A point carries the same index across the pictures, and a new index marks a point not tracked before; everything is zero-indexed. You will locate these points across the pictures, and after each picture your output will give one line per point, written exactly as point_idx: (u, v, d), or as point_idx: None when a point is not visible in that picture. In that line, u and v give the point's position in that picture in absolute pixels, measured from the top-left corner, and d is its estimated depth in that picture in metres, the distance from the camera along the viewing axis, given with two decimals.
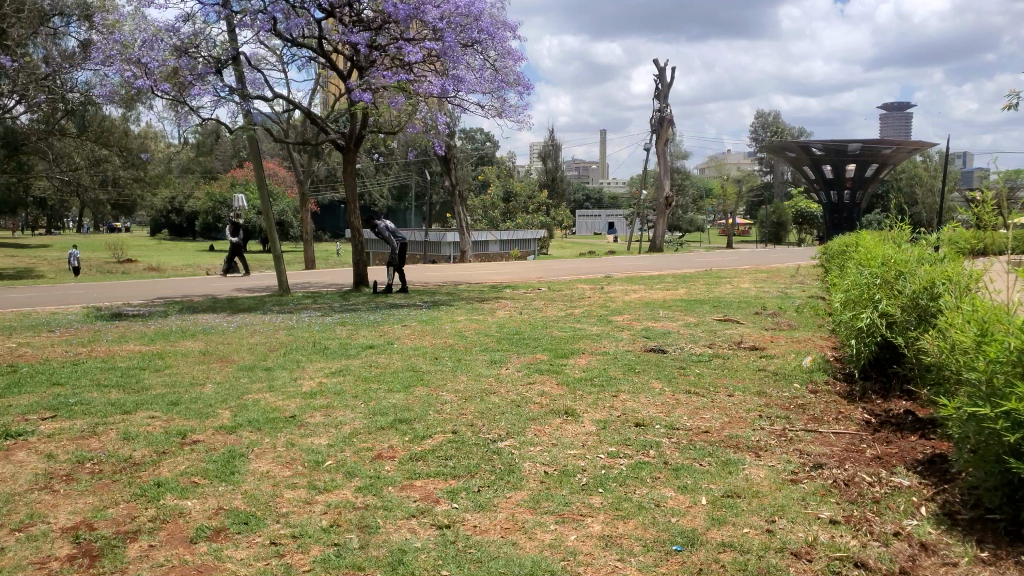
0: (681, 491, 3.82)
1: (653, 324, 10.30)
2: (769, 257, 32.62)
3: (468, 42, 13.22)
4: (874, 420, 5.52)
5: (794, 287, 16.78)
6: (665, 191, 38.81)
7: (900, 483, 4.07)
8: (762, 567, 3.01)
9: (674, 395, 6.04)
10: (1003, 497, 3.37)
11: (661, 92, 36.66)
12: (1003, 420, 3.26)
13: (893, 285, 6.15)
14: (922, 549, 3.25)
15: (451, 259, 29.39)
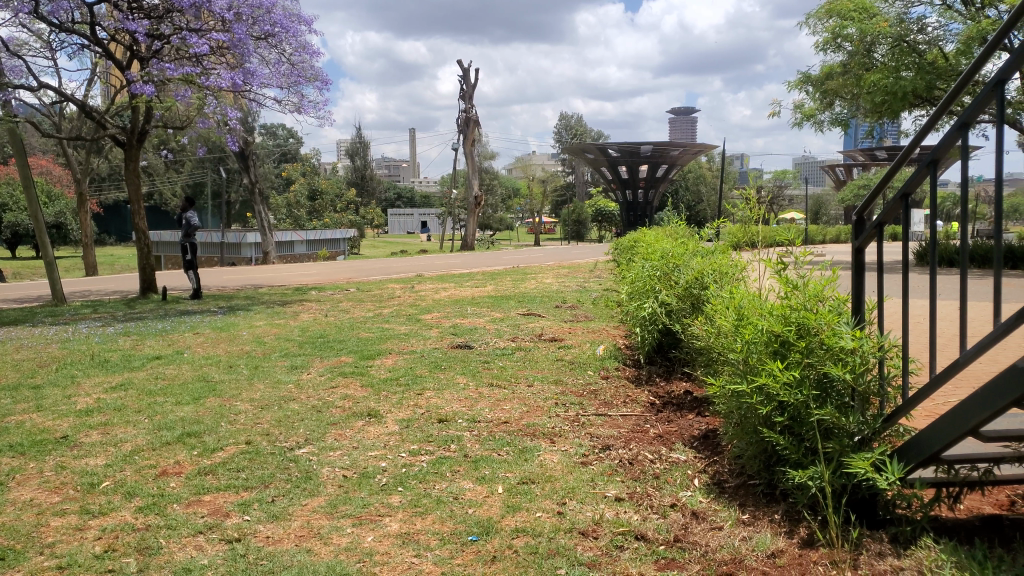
0: (479, 482, 3.92)
1: (460, 321, 10.43)
2: (573, 253, 34.11)
3: (261, 36, 12.80)
4: (658, 401, 5.97)
5: (594, 280, 17.73)
6: (474, 190, 39.37)
7: (677, 458, 4.43)
8: (551, 548, 3.15)
9: (476, 389, 6.17)
10: (760, 464, 3.79)
11: (466, 93, 37.26)
12: (758, 395, 3.63)
13: (670, 277, 6.68)
14: (693, 517, 3.55)
15: (253, 261, 28.15)
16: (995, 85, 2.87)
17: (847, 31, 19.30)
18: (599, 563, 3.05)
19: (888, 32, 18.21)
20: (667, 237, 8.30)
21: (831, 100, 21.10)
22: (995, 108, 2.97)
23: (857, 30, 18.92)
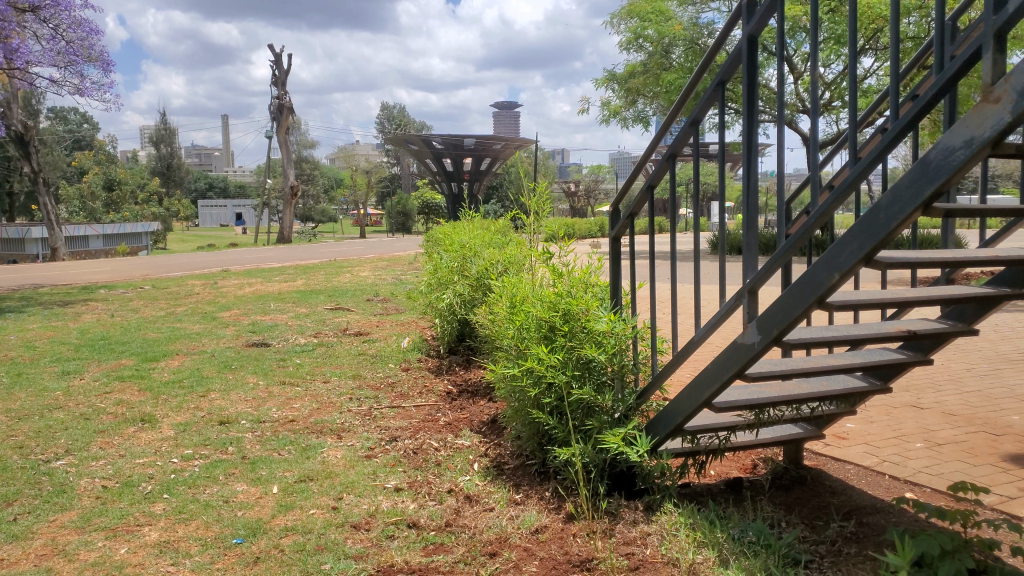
0: (253, 484, 3.81)
1: (261, 318, 10.03)
2: (395, 246, 33.83)
3: (28, 9, 11.65)
4: (453, 389, 6.09)
5: (410, 273, 17.70)
6: (290, 181, 37.89)
7: (461, 444, 4.55)
8: (319, 544, 3.13)
9: (267, 388, 5.99)
10: (535, 444, 3.98)
11: (278, 80, 35.91)
12: (528, 378, 3.80)
13: (462, 267, 6.89)
14: (467, 501, 3.67)
15: (39, 259, 25.53)
16: (716, 87, 3.18)
17: (647, 32, 20.45)
18: (366, 554, 3.06)
19: (682, 35, 19.57)
20: (466, 228, 8.50)
21: (633, 98, 22.23)
22: (717, 108, 3.29)
23: (655, 32, 20.17)
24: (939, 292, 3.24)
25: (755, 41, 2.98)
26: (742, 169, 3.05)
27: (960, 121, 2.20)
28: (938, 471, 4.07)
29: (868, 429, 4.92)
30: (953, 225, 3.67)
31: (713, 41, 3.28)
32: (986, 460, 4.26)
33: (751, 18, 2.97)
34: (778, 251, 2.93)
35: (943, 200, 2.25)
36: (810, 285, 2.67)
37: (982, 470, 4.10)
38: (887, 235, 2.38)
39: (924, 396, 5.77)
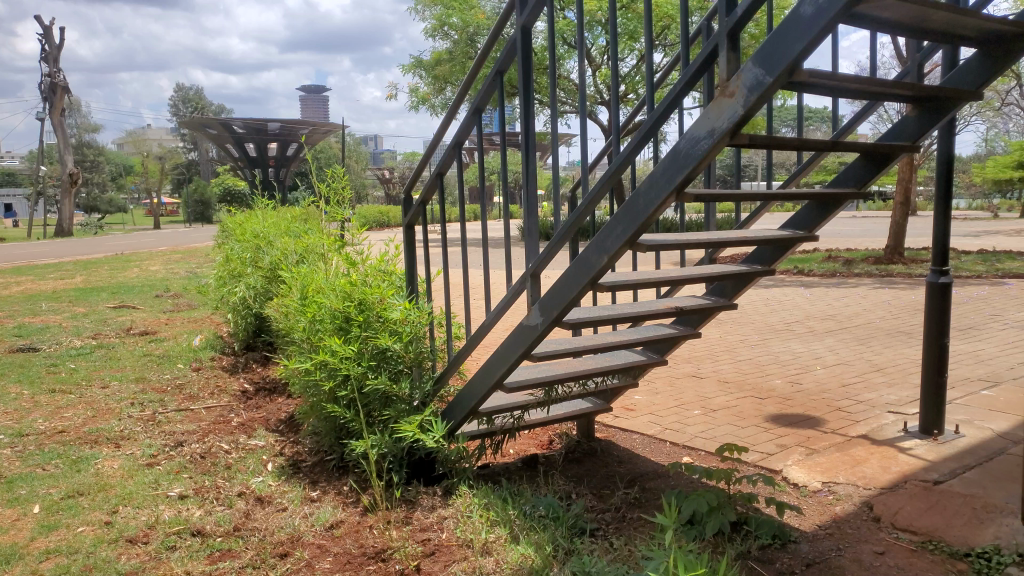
0: (10, 505, 3.42)
1: (29, 320, 9.02)
2: (190, 237, 31.71)
3: None
4: (249, 388, 5.82)
5: (207, 266, 16.68)
6: (66, 167, 34.39)
7: (255, 445, 4.35)
8: (87, 564, 2.86)
9: (32, 398, 5.40)
10: (332, 438, 3.89)
11: (48, 55, 32.41)
12: (321, 371, 3.68)
13: (254, 257, 6.63)
14: (258, 503, 3.51)
15: None
16: (495, 75, 3.28)
17: (451, 20, 20.52)
18: (141, 570, 2.84)
19: (486, 24, 19.88)
20: (261, 217, 8.14)
21: (440, 86, 22.22)
22: (498, 97, 3.40)
23: (459, 20, 20.31)
24: (702, 271, 3.52)
25: (528, 32, 3.11)
26: (521, 155, 3.18)
27: (705, 112, 2.43)
28: (711, 434, 4.45)
29: (653, 400, 5.28)
30: (713, 209, 4.00)
31: (490, 31, 3.36)
32: (751, 422, 4.71)
33: (523, 9, 3.07)
34: (557, 234, 3.09)
35: (692, 185, 2.49)
36: (585, 268, 2.86)
37: (748, 430, 4.53)
38: (647, 218, 2.62)
39: (703, 367, 6.27)
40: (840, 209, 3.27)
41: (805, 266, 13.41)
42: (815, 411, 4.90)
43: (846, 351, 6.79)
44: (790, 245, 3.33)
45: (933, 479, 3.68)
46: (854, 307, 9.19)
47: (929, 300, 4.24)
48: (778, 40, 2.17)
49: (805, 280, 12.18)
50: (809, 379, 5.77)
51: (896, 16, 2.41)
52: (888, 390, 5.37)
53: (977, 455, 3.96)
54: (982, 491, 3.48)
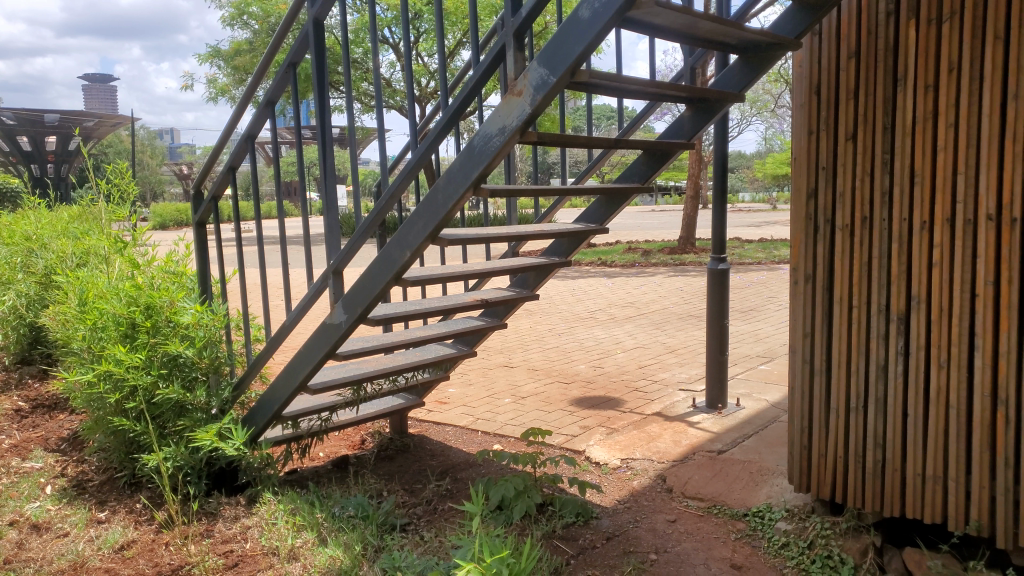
0: None
1: None
2: None
3: None
4: (25, 406, 5.26)
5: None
6: None
7: (30, 467, 3.94)
8: None
9: None
10: (121, 454, 3.61)
11: None
12: (105, 383, 3.40)
13: (25, 260, 5.99)
14: (34, 531, 3.19)
15: None
16: (287, 68, 3.22)
17: (251, 9, 19.64)
18: None
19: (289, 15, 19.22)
20: (33, 216, 7.37)
21: (240, 77, 21.20)
22: (291, 92, 3.32)
23: (260, 10, 19.49)
24: (504, 263, 3.60)
25: (321, 24, 3.07)
26: (317, 148, 3.13)
27: (496, 109, 2.51)
28: (520, 421, 4.58)
29: (465, 392, 5.35)
30: (514, 204, 4.10)
31: (280, 24, 3.28)
32: (558, 406, 4.91)
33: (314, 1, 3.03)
34: (357, 230, 3.07)
35: (487, 180, 2.57)
36: (386, 265, 2.86)
37: (554, 415, 4.72)
38: (445, 215, 2.66)
39: (513, 357, 6.45)
40: (627, 204, 3.48)
41: (608, 258, 14.15)
42: (616, 392, 5.19)
43: (643, 335, 7.25)
44: (584, 237, 3.49)
45: (717, 449, 4.02)
46: (651, 295, 9.80)
47: (711, 285, 4.61)
48: (560, 41, 2.29)
49: (609, 270, 12.84)
50: (610, 363, 6.10)
51: (667, 23, 2.60)
52: (679, 369, 5.79)
53: (754, 424, 4.37)
54: (757, 456, 3.86)
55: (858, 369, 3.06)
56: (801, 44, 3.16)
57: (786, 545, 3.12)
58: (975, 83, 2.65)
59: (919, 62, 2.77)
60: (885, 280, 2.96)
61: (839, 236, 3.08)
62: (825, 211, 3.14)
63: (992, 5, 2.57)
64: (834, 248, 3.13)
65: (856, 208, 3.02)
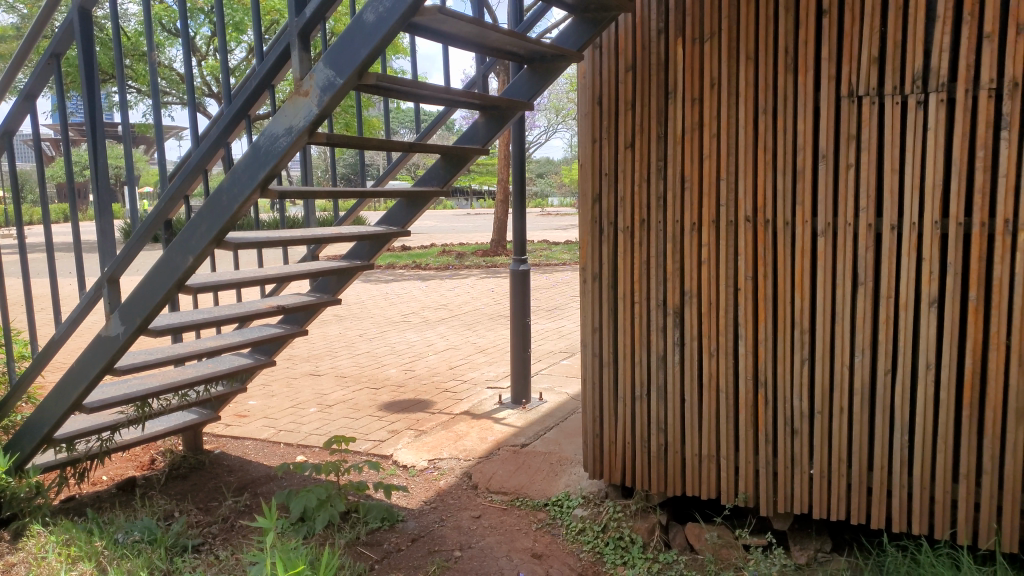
0: None
1: None
2: None
3: None
4: None
5: None
6: None
7: None
8: None
9: None
10: None
11: None
12: None
13: None
14: None
15: None
16: (49, 58, 2.96)
17: None
18: None
19: None
20: None
21: None
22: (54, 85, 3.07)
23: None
24: (301, 268, 3.50)
25: (88, 14, 2.85)
26: (87, 146, 2.91)
27: (281, 110, 2.45)
28: (326, 430, 4.48)
29: (268, 403, 5.16)
30: (312, 207, 4.01)
31: (38, 12, 3.03)
32: (365, 412, 4.86)
33: None
34: (134, 233, 2.92)
35: (275, 183, 2.50)
36: (167, 272, 2.71)
37: (362, 421, 4.66)
38: (230, 218, 2.56)
39: (321, 364, 6.29)
40: (426, 207, 3.48)
41: (422, 261, 14.16)
42: (425, 394, 5.22)
43: (454, 336, 7.34)
44: (386, 241, 3.46)
45: (520, 443, 4.14)
46: (463, 297, 9.92)
47: (514, 285, 4.75)
48: (345, 43, 2.29)
49: (422, 273, 12.86)
50: (420, 366, 6.11)
51: (455, 31, 2.66)
52: (488, 368, 5.92)
53: (556, 416, 4.57)
54: (557, 447, 4.03)
55: (641, 359, 3.30)
56: (582, 56, 3.33)
57: (583, 531, 3.28)
58: (732, 99, 2.97)
59: (685, 77, 3.06)
60: (663, 277, 3.22)
61: (621, 236, 3.29)
62: (608, 214, 3.33)
63: (743, 30, 2.92)
64: (617, 248, 3.33)
65: (635, 211, 3.25)
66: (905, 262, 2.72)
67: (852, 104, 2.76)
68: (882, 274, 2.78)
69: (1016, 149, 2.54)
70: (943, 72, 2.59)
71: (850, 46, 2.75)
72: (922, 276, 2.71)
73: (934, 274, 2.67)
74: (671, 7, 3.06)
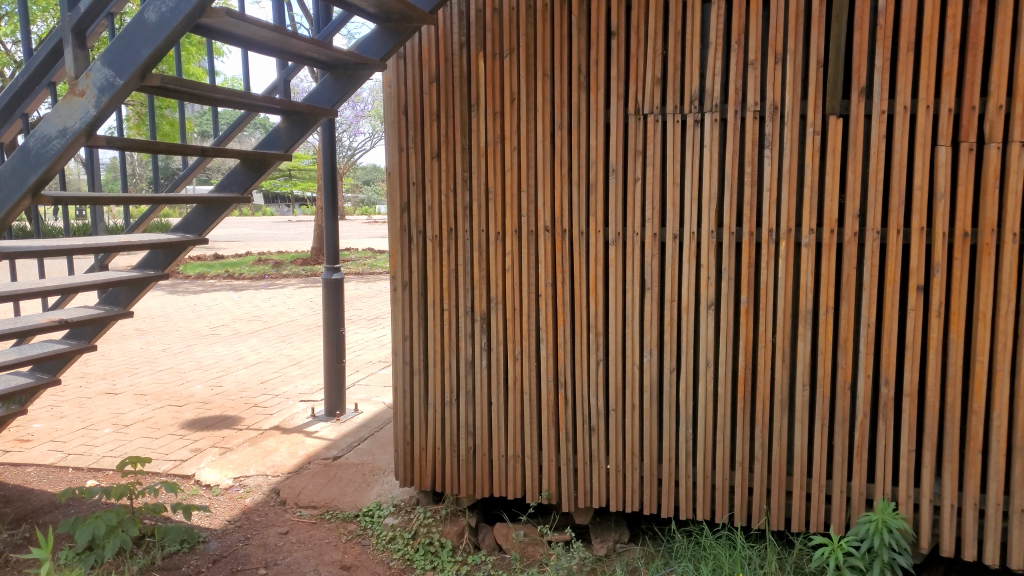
0: None
1: None
2: None
3: None
4: None
5: None
6: None
7: None
8: None
9: None
10: None
11: None
12: None
13: None
14: None
15: None
16: None
17: None
18: None
19: None
20: None
21: None
22: None
23: None
24: (86, 278, 3.24)
25: None
26: None
27: (54, 109, 2.29)
28: (121, 452, 4.19)
29: (54, 426, 4.74)
30: (101, 213, 3.72)
31: None
32: (166, 431, 4.59)
33: None
34: None
35: (49, 187, 2.33)
36: None
37: (162, 440, 4.40)
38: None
39: (118, 382, 5.87)
40: (227, 214, 3.34)
41: (236, 270, 13.55)
42: (233, 410, 5.01)
43: (267, 349, 7.09)
44: (182, 249, 3.28)
45: (333, 456, 4.08)
46: (280, 307, 9.59)
47: (326, 295, 4.67)
48: (124, 43, 2.18)
49: (237, 283, 12.30)
50: (229, 380, 5.85)
51: (250, 35, 2.60)
52: (301, 381, 5.78)
53: (370, 427, 4.53)
54: (370, 458, 4.00)
55: (450, 366, 3.35)
56: (388, 65, 3.34)
57: (393, 539, 3.28)
58: (531, 113, 3.11)
59: (488, 90, 3.16)
60: (470, 285, 3.29)
61: (429, 245, 3.33)
62: (416, 222, 3.35)
63: (540, 47, 3.06)
64: (425, 256, 3.37)
65: (442, 220, 3.30)
66: (686, 268, 2.95)
67: (638, 121, 2.96)
68: (667, 279, 3.00)
69: (777, 166, 2.82)
70: (716, 95, 2.84)
71: (637, 67, 2.95)
72: (700, 281, 2.95)
73: (711, 279, 2.93)
74: (473, 22, 3.16)
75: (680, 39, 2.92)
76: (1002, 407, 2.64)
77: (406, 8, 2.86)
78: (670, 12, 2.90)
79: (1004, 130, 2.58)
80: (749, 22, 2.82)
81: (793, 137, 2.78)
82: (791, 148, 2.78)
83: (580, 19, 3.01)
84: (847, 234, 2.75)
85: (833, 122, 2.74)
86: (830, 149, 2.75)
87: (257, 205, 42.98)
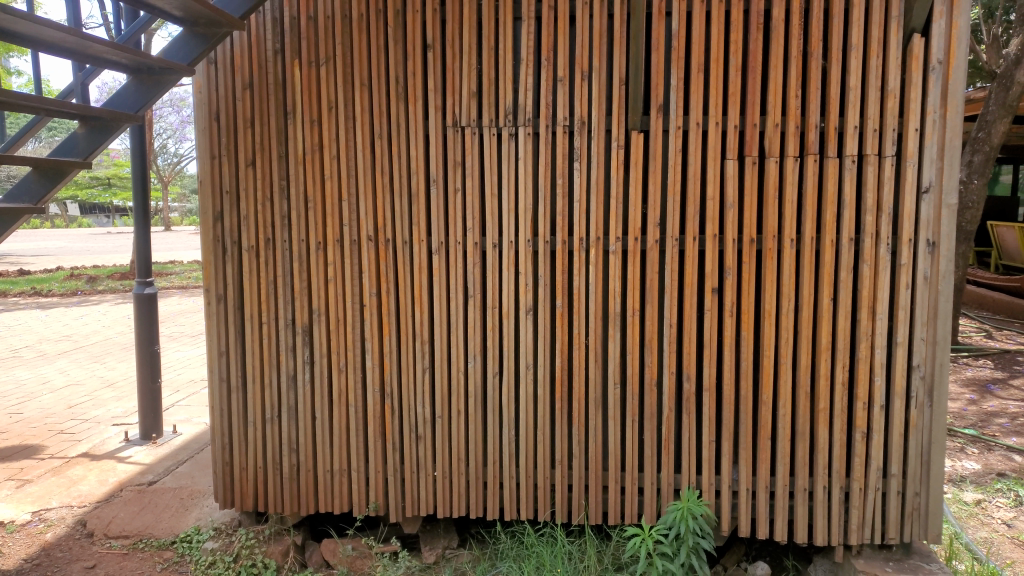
0: None
1: None
2: None
3: None
4: None
5: None
6: None
7: None
8: None
9: None
10: None
11: None
12: None
13: None
14: None
15: None
16: None
17: None
18: None
19: None
20: None
21: None
22: None
23: None
24: None
25: None
26: None
27: None
28: None
29: None
30: None
31: None
32: None
33: None
34: None
35: None
36: None
37: None
38: None
39: None
40: (16, 227, 3.06)
41: (43, 287, 12.45)
42: (34, 439, 4.61)
43: (76, 371, 6.57)
44: None
45: (147, 481, 3.85)
46: (92, 326, 8.91)
47: (138, 311, 4.40)
48: None
49: (44, 301, 11.31)
50: (31, 407, 5.38)
51: (38, 34, 2.41)
52: (114, 404, 5.40)
53: (189, 449, 4.32)
54: (189, 481, 3.81)
55: (271, 380, 3.26)
56: (195, 70, 3.19)
57: (213, 564, 3.12)
58: (349, 123, 3.10)
59: (304, 98, 3.11)
60: (290, 296, 3.22)
61: (245, 256, 3.21)
62: (230, 232, 3.22)
63: (357, 56, 3.06)
64: (242, 268, 3.25)
65: (259, 230, 3.20)
66: (505, 275, 3.04)
67: (456, 134, 3.02)
68: (487, 286, 3.08)
69: (586, 178, 2.97)
70: (529, 110, 2.96)
71: (452, 81, 3.01)
72: (518, 288, 3.05)
73: (528, 286, 3.03)
74: (287, 29, 3.10)
75: (493, 54, 3.01)
76: (786, 397, 2.92)
77: (212, 13, 2.76)
78: (483, 28, 2.99)
79: (780, 145, 2.86)
80: (556, 41, 2.96)
81: (600, 150, 2.94)
82: (598, 162, 2.94)
83: (396, 31, 3.04)
84: (650, 241, 2.94)
85: (635, 137, 2.92)
86: (633, 161, 2.93)
87: (70, 216, 39.65)
